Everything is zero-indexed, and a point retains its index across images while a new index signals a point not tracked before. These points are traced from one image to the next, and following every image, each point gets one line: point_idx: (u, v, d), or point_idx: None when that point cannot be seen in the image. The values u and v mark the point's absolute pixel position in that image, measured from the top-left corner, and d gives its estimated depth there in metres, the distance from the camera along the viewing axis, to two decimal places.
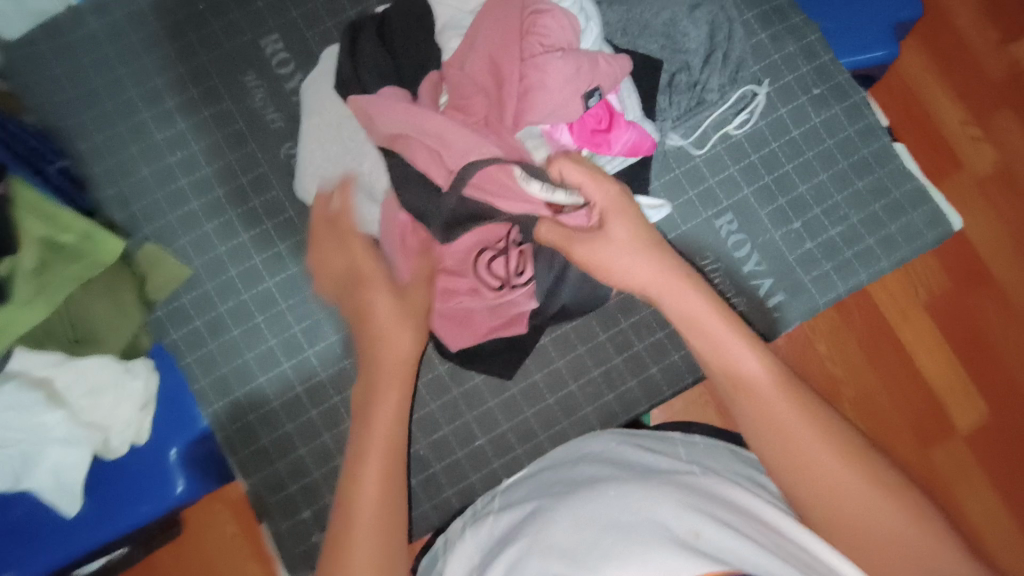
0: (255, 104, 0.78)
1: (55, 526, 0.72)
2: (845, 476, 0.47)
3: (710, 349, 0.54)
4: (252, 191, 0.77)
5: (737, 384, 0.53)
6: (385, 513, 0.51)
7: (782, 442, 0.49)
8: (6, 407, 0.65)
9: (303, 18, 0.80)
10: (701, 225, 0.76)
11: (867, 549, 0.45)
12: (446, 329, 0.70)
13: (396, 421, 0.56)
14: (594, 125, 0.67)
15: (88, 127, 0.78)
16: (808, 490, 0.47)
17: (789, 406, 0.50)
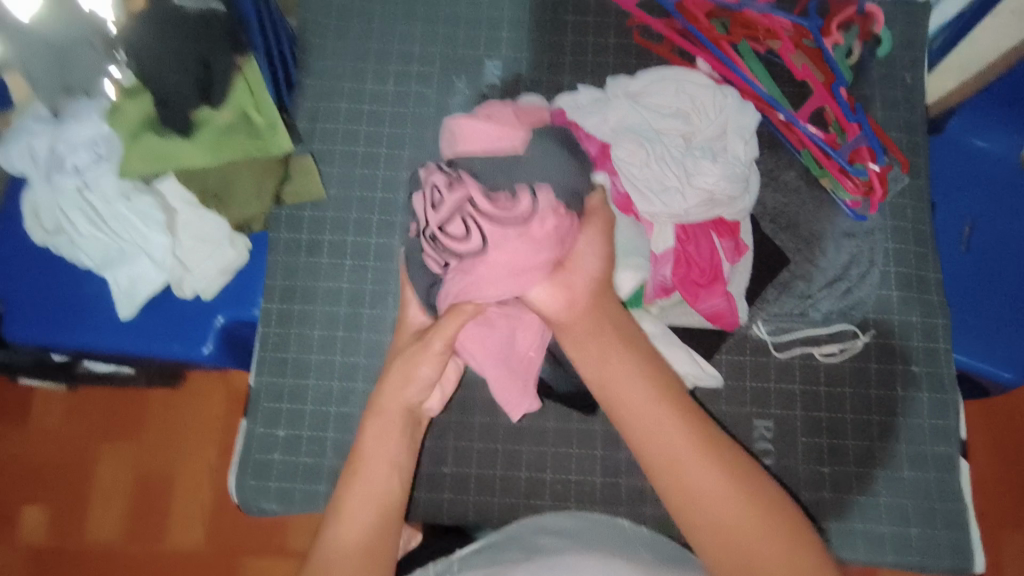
0: (452, 105, 0.90)
1: (105, 315, 0.84)
2: (732, 500, 0.54)
3: (620, 394, 0.59)
4: (407, 164, 0.88)
5: (631, 416, 0.58)
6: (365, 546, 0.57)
7: (680, 477, 0.54)
8: (138, 211, 0.81)
9: (529, 61, 0.91)
10: (740, 415, 0.77)
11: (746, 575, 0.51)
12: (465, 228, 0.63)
13: (388, 451, 0.64)
14: (693, 275, 0.71)
15: (325, 50, 0.91)
16: (682, 503, 0.54)
17: (680, 431, 0.56)
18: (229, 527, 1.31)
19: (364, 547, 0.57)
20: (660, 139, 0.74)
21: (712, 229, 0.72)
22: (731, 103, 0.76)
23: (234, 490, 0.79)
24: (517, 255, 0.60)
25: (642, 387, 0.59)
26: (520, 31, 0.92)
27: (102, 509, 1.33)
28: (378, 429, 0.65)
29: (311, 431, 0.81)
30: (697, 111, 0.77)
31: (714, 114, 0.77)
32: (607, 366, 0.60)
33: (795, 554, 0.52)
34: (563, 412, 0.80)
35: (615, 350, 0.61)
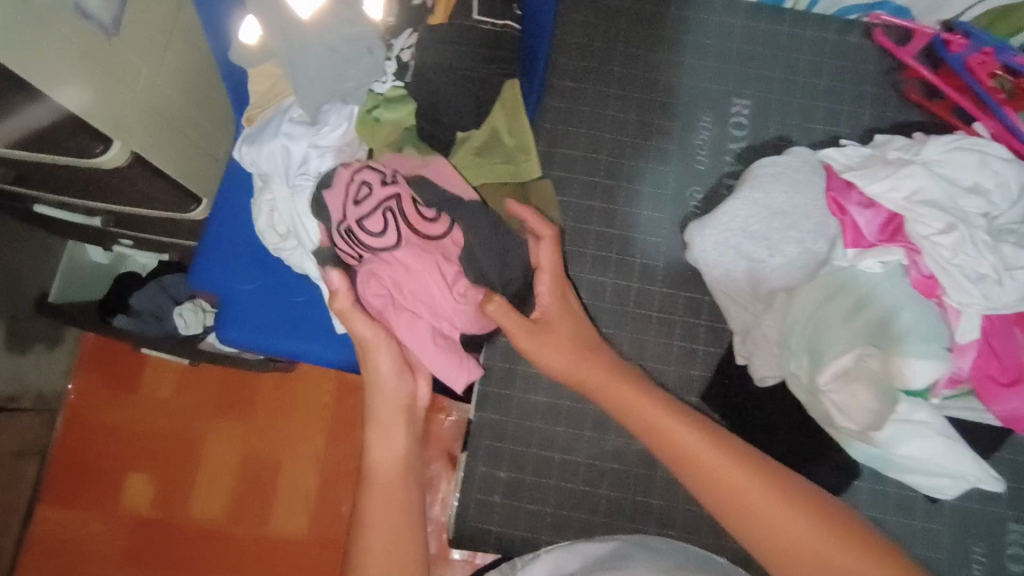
0: (695, 143, 0.84)
1: (320, 326, 0.80)
2: (727, 466, 0.58)
3: (591, 377, 0.67)
4: (646, 202, 0.82)
5: (627, 416, 0.65)
6: (402, 519, 0.60)
7: (724, 488, 0.57)
8: None
9: (781, 104, 0.85)
10: (994, 519, 0.74)
11: (794, 554, 0.54)
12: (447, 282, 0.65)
13: (404, 450, 0.64)
14: (991, 372, 0.66)
15: (565, 69, 0.85)
16: (751, 528, 0.56)
17: (718, 456, 0.59)
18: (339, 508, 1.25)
19: (393, 522, 0.60)
20: (968, 219, 0.67)
21: (1014, 324, 0.67)
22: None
23: (453, 529, 0.78)
24: (434, 266, 0.64)
25: (615, 387, 0.66)
26: (771, 69, 0.86)
27: (208, 489, 1.26)
28: (384, 416, 0.65)
29: (535, 476, 0.78)
30: (998, 188, 0.70)
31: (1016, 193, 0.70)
32: (614, 398, 0.66)
33: (837, 541, 0.54)
34: None
35: (570, 351, 0.68)
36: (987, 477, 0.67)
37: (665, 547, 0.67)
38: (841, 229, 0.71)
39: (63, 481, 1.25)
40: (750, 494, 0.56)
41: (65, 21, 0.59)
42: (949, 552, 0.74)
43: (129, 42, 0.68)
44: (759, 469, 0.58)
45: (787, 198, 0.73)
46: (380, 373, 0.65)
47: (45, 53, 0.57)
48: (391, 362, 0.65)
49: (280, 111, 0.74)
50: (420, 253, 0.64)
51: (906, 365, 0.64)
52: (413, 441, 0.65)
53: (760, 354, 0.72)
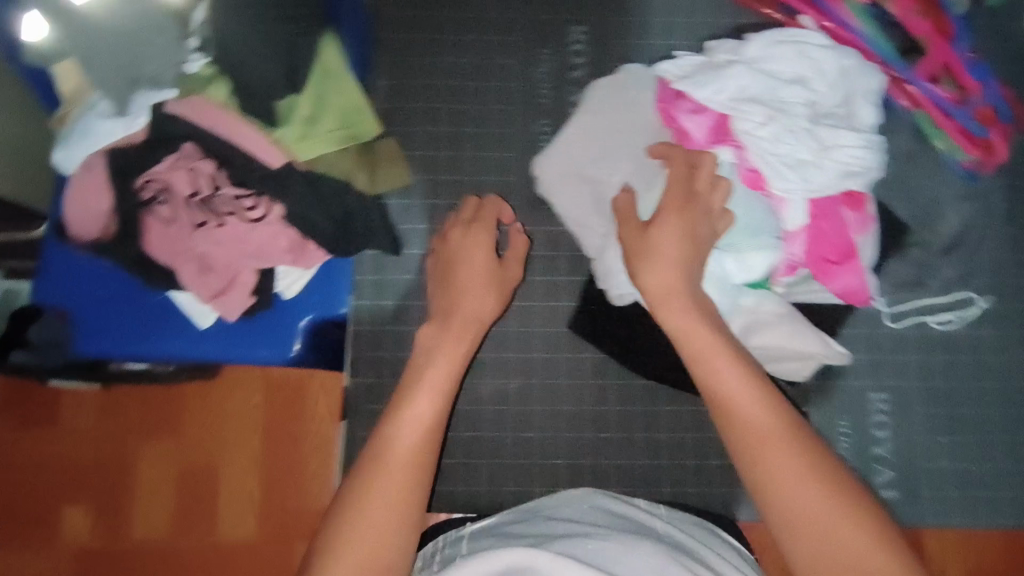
0: (537, 76, 0.83)
1: (182, 324, 0.79)
2: (805, 474, 0.49)
3: (685, 328, 0.59)
4: (494, 145, 0.82)
5: (710, 371, 0.56)
6: (401, 495, 0.55)
7: (751, 432, 0.52)
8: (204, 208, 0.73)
9: (618, 23, 0.84)
10: (858, 390, 0.77)
11: (761, 460, 0.51)
12: (252, 253, 0.74)
13: (419, 424, 0.59)
14: (825, 253, 0.69)
15: (397, 21, 0.83)
16: (746, 447, 0.52)
17: (727, 365, 0.56)
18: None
19: (381, 524, 0.53)
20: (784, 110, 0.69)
21: (842, 204, 0.69)
22: (852, 67, 0.72)
23: None
24: (242, 243, 0.73)
25: (694, 338, 0.58)
26: None
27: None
28: (423, 396, 0.61)
29: None
30: (818, 76, 0.72)
31: (836, 79, 0.72)
32: (720, 393, 0.55)
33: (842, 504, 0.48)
34: (678, 395, 0.78)
35: (705, 338, 0.58)
36: (834, 352, 0.72)
37: (571, 496, 0.69)
38: (673, 136, 0.72)
39: None
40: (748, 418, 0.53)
41: None
42: (819, 429, 0.76)
43: None
44: (873, 530, 0.47)
45: (617, 115, 0.75)
46: (443, 335, 0.67)
47: None
48: (450, 343, 0.66)
49: (89, 110, 0.71)
50: (234, 232, 0.73)
51: (743, 256, 0.68)
52: (442, 419, 0.60)
53: (612, 273, 0.73)
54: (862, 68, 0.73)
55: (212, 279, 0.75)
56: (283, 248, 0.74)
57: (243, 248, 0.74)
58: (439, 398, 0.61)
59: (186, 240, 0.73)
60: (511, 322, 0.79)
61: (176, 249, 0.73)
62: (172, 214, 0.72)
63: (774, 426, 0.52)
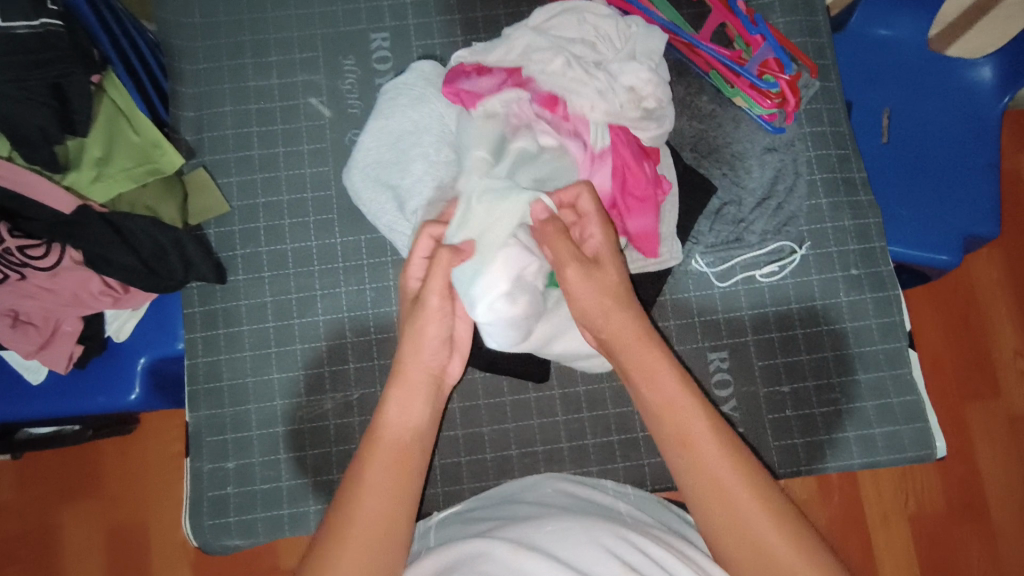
0: (344, 86, 0.83)
1: (12, 385, 0.78)
2: (742, 487, 0.51)
3: (640, 363, 0.57)
4: (309, 159, 0.82)
5: (653, 380, 0.56)
6: (395, 492, 0.53)
7: (682, 433, 0.54)
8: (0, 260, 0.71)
9: (417, 27, 0.85)
10: (693, 351, 0.77)
11: (707, 477, 0.52)
12: (65, 300, 0.73)
13: (410, 428, 0.58)
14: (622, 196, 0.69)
15: (198, 52, 0.83)
16: (685, 453, 0.53)
17: (702, 421, 0.54)
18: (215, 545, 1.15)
19: (380, 524, 0.51)
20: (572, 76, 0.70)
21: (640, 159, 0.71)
22: (636, 32, 0.74)
23: (193, 534, 0.76)
24: (52, 291, 0.72)
25: (650, 354, 0.57)
26: None
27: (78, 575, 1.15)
28: (400, 398, 0.59)
29: (263, 456, 0.77)
30: (601, 42, 0.73)
31: (620, 42, 0.74)
32: (658, 401, 0.56)
33: (773, 514, 0.50)
34: (518, 383, 0.79)
35: (629, 330, 0.58)
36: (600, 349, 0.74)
37: (536, 481, 0.70)
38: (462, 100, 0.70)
39: None
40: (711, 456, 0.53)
41: None
42: None
43: None
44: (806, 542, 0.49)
45: (406, 117, 0.74)
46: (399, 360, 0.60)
47: None
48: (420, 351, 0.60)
49: None
50: (39, 281, 0.71)
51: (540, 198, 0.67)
52: (425, 426, 0.59)
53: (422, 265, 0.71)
54: (646, 31, 0.74)
55: (31, 332, 0.73)
56: (97, 288, 0.74)
57: (54, 295, 0.73)
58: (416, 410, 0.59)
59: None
60: (346, 335, 0.79)
61: None
62: None
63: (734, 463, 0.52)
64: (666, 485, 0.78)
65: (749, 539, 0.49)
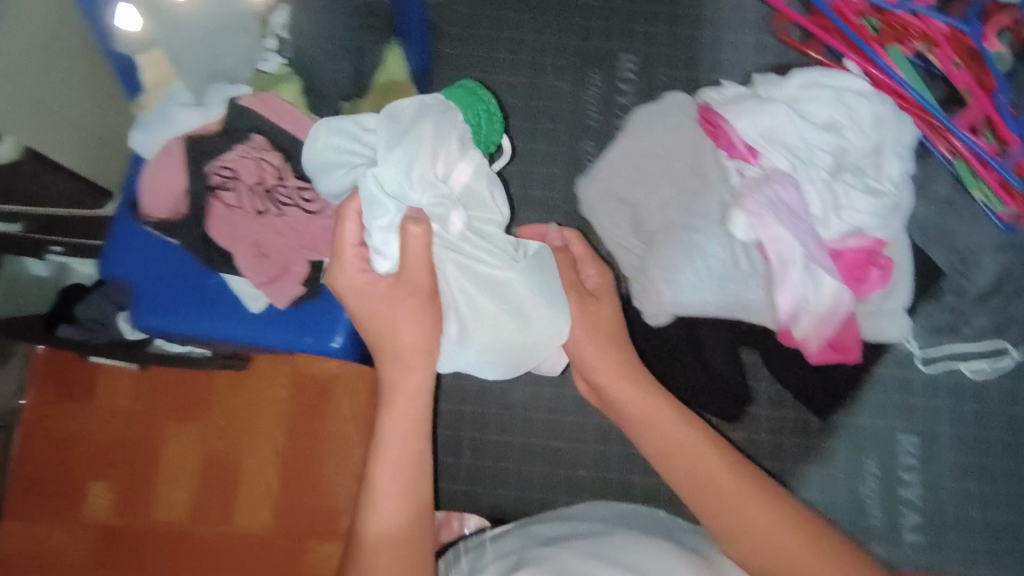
0: (586, 99, 0.87)
1: (226, 308, 0.82)
2: (782, 529, 0.50)
3: (641, 411, 0.59)
4: (542, 161, 0.85)
5: (664, 444, 0.57)
6: (408, 506, 0.53)
7: (699, 482, 0.54)
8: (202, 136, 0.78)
9: (666, 58, 0.88)
10: (885, 429, 0.77)
11: (735, 529, 0.51)
12: (305, 243, 0.77)
13: (407, 437, 0.55)
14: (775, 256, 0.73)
15: (458, 39, 0.88)
16: (709, 507, 0.53)
17: (716, 458, 0.54)
18: (326, 448, 1.00)
19: (402, 546, 0.52)
20: (811, 159, 0.73)
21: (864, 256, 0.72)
22: (887, 117, 0.75)
23: None
24: (301, 233, 0.76)
25: (663, 429, 0.57)
26: (656, 25, 0.89)
27: (169, 491, 1.01)
28: (400, 411, 0.55)
29: None
30: (852, 125, 0.75)
31: (870, 127, 0.75)
32: (670, 458, 0.56)
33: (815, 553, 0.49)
34: None
35: (614, 366, 0.61)
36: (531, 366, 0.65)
37: (586, 510, 0.69)
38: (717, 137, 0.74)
39: None
40: (737, 500, 0.52)
41: None
42: (843, 465, 0.77)
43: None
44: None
45: (658, 145, 0.76)
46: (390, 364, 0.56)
47: None
48: (416, 374, 0.55)
49: (167, 98, 0.75)
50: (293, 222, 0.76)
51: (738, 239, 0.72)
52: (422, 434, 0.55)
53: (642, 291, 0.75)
54: (898, 119, 0.75)
55: (266, 265, 0.76)
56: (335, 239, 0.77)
57: (299, 238, 0.77)
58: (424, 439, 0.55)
59: (246, 227, 0.75)
60: None
61: (235, 236, 0.75)
62: (236, 201, 0.75)
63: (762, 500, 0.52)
64: None
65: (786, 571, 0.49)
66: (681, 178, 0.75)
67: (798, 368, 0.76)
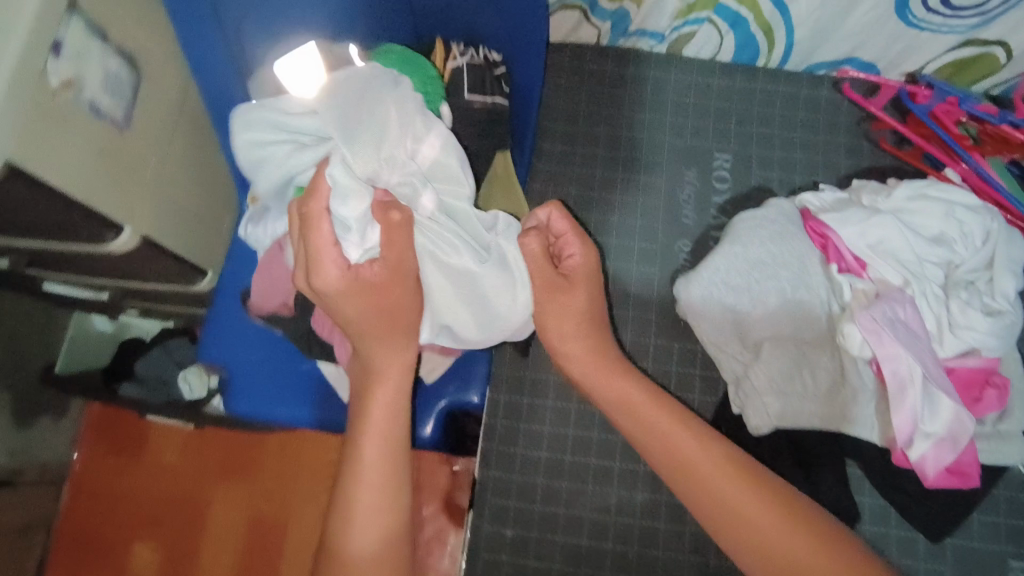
0: (680, 196, 0.88)
1: (322, 396, 0.82)
2: (785, 529, 0.53)
3: (629, 416, 0.61)
4: (638, 258, 0.86)
5: (683, 473, 0.57)
6: (388, 501, 0.57)
7: (691, 481, 0.57)
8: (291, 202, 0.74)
9: (760, 158, 0.89)
10: (998, 552, 0.74)
11: (737, 530, 0.54)
12: None
13: (382, 437, 0.58)
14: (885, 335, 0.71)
15: (556, 134, 0.90)
16: (716, 514, 0.55)
17: (716, 458, 0.57)
18: (301, 522, 1.19)
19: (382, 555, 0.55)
20: (924, 274, 0.73)
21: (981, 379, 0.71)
22: (998, 231, 0.74)
23: None
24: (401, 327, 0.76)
25: (663, 433, 0.59)
26: (749, 125, 0.91)
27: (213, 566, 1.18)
28: (384, 403, 0.58)
29: (543, 532, 0.77)
30: (963, 238, 0.74)
31: (981, 241, 0.74)
32: (663, 455, 0.58)
33: (814, 545, 0.52)
34: None
35: (585, 354, 0.63)
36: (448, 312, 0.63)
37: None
38: (825, 250, 0.76)
39: (66, 551, 1.18)
40: (731, 491, 0.55)
41: (79, 112, 0.62)
42: None
43: (138, 132, 0.72)
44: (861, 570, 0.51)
45: (765, 249, 0.76)
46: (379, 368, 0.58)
47: (74, 157, 0.62)
48: (399, 351, 0.58)
49: None
50: None
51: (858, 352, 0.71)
52: (401, 430, 0.59)
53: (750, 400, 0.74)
54: (1008, 234, 0.74)
55: None
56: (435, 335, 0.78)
57: None
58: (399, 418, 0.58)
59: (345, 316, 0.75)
60: None
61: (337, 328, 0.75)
62: None
63: (760, 497, 0.55)
64: None
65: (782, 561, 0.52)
66: (789, 287, 0.74)
67: (911, 490, 0.73)
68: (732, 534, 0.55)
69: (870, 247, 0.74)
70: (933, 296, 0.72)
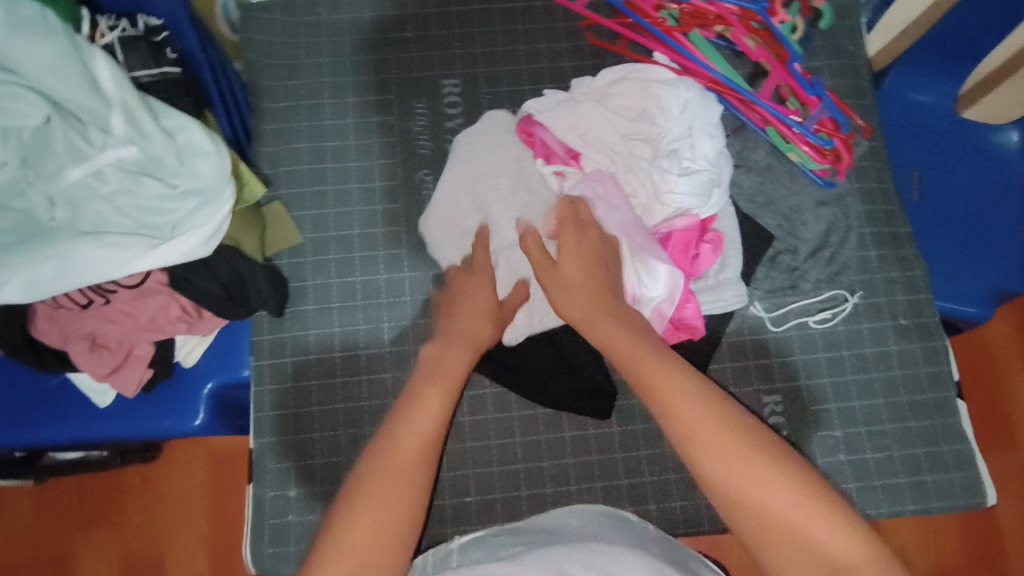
0: (415, 129, 0.88)
1: (79, 408, 0.79)
2: (741, 446, 0.52)
3: (662, 380, 0.56)
4: (382, 198, 0.85)
5: (637, 380, 0.58)
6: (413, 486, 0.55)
7: (659, 396, 0.56)
8: None
9: (486, 75, 0.89)
10: (749, 394, 0.80)
11: (708, 456, 0.52)
12: (137, 328, 0.74)
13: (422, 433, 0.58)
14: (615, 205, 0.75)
15: (278, 92, 0.87)
16: (723, 473, 0.51)
17: (699, 395, 0.55)
18: (173, 544, 1.11)
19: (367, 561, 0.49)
20: (627, 152, 0.77)
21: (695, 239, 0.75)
22: (695, 97, 0.77)
23: (252, 561, 0.77)
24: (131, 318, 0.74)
25: (642, 364, 0.59)
26: (472, 46, 0.90)
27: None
28: (411, 408, 0.60)
29: (329, 483, 0.79)
30: (661, 111, 0.78)
31: (679, 111, 0.78)
32: (662, 405, 0.55)
33: (814, 504, 0.49)
34: (578, 419, 0.81)
35: (588, 303, 0.66)
36: (156, 249, 0.67)
37: (561, 514, 0.71)
38: (535, 148, 0.79)
39: None
40: (721, 438, 0.52)
41: None
42: None
43: None
44: (816, 497, 0.49)
45: (484, 162, 0.80)
46: (448, 350, 0.67)
47: None
48: (448, 353, 0.66)
49: None
50: (123, 309, 0.73)
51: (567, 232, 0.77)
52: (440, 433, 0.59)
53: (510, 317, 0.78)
54: (703, 100, 0.77)
55: (106, 355, 0.74)
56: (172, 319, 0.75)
57: (125, 324, 0.74)
58: (591, 270, 0.68)
59: (68, 320, 0.73)
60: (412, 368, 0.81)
61: (66, 332, 0.73)
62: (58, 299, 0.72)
63: (718, 418, 0.53)
64: (720, 524, 0.79)
65: (785, 528, 0.48)
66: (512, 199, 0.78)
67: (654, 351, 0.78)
68: (717, 482, 0.51)
69: (575, 138, 0.77)
70: (634, 169, 0.76)
